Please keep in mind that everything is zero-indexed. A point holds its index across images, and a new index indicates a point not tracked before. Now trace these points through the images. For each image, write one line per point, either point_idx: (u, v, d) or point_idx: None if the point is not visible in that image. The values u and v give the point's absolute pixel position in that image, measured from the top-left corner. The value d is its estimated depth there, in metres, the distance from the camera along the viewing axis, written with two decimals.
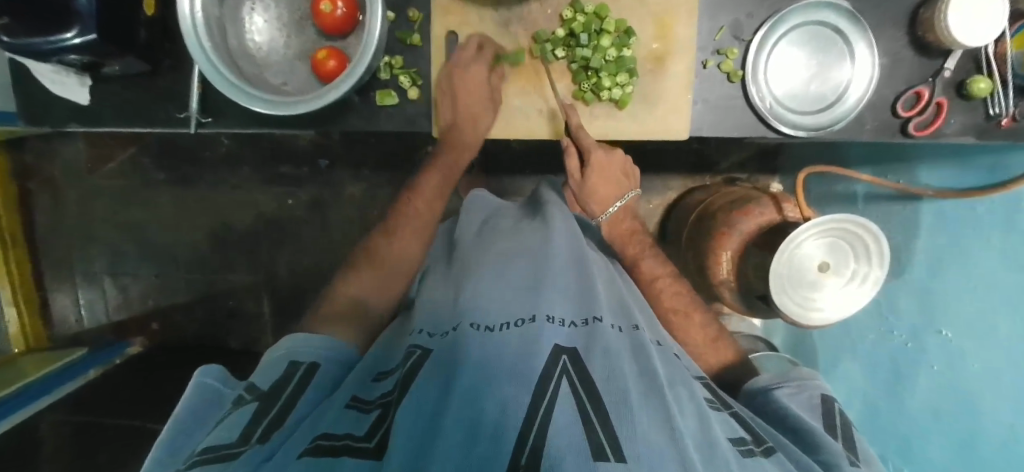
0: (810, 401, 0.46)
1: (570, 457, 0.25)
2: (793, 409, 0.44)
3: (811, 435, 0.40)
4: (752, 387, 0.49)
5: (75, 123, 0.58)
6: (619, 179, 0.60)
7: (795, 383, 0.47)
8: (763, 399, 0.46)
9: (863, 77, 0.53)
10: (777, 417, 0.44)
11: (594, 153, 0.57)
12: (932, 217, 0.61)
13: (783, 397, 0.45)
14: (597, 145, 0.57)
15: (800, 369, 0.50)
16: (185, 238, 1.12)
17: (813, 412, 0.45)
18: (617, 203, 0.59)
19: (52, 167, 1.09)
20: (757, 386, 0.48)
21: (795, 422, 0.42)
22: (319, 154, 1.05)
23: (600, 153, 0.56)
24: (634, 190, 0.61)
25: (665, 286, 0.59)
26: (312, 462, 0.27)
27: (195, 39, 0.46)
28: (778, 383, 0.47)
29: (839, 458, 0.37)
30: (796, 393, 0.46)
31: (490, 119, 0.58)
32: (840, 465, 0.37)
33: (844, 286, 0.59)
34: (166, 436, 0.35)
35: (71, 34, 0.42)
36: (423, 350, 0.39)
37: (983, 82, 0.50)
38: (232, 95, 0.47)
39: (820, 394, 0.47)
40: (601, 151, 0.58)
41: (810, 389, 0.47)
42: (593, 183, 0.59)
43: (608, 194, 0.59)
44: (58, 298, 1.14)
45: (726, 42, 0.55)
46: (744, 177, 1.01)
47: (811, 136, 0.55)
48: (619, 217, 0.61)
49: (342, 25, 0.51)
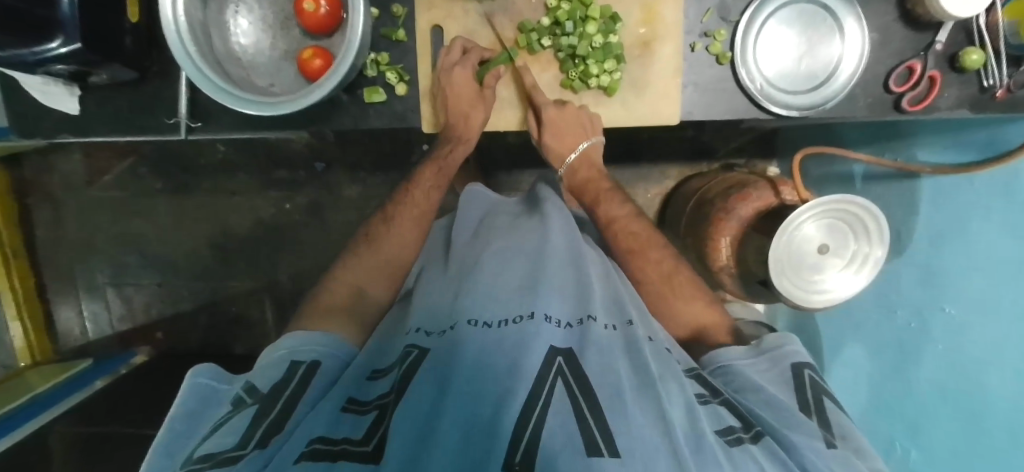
0: (781, 375, 0.44)
1: (565, 456, 0.26)
2: (762, 386, 0.42)
3: (780, 415, 0.39)
4: (718, 361, 0.48)
5: (65, 133, 0.58)
6: (576, 131, 0.59)
7: (764, 357, 0.46)
8: (732, 375, 0.46)
9: (854, 53, 0.52)
10: (746, 393, 0.43)
11: (547, 110, 0.56)
12: (931, 191, 0.61)
13: (749, 372, 0.45)
14: (550, 103, 0.56)
15: (770, 338, 0.48)
16: (185, 247, 1.13)
17: (785, 386, 0.43)
18: (573, 154, 0.60)
19: (51, 180, 1.10)
20: (725, 361, 0.47)
21: (766, 399, 0.41)
22: (315, 157, 1.05)
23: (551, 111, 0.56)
24: (594, 138, 0.59)
25: (657, 259, 0.58)
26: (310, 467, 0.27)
27: (179, 43, 0.46)
28: (747, 358, 0.46)
29: (813, 438, 0.36)
30: (767, 368, 0.45)
31: (484, 109, 0.58)
32: (808, 447, 0.35)
33: (844, 268, 0.58)
34: (161, 441, 0.35)
35: (55, 45, 0.42)
36: (421, 349, 0.39)
37: (975, 53, 0.49)
38: (219, 98, 0.46)
39: (792, 364, 0.45)
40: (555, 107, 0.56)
41: (783, 361, 0.45)
42: (548, 141, 0.59)
43: (563, 147, 0.60)
44: (62, 311, 1.15)
45: (714, 24, 0.55)
46: (743, 163, 1.01)
47: (804, 115, 0.54)
48: (577, 167, 0.62)
49: (327, 23, 0.51)
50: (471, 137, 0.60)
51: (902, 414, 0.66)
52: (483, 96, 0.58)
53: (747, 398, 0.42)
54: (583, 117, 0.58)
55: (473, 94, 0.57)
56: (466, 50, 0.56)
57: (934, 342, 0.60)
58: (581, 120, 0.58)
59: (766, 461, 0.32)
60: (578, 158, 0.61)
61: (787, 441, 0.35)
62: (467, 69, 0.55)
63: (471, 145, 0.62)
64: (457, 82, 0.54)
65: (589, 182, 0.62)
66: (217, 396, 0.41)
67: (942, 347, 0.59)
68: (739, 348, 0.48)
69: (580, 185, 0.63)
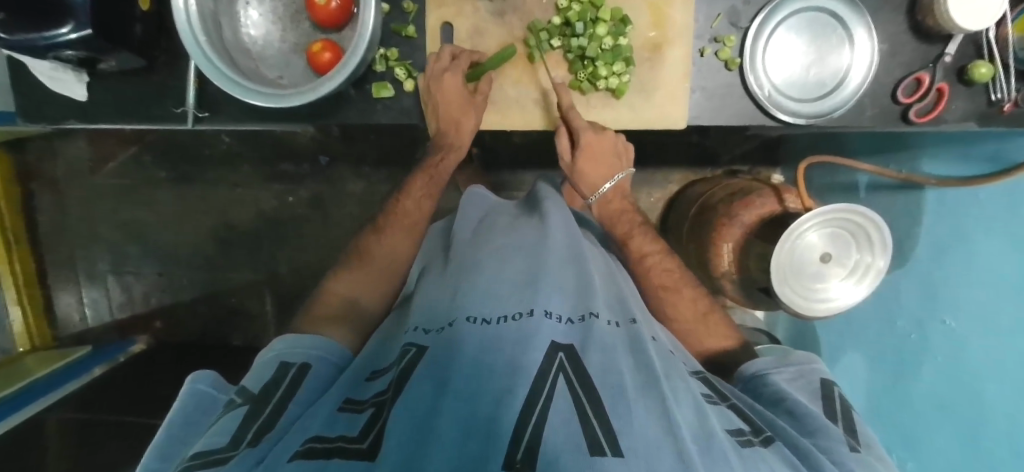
0: (809, 387, 0.46)
1: (567, 454, 0.26)
2: (790, 394, 0.43)
3: (809, 420, 0.40)
4: (746, 371, 0.48)
5: (73, 119, 0.58)
6: (610, 160, 0.59)
7: (793, 369, 0.47)
8: (760, 383, 0.46)
9: (863, 62, 0.52)
10: (774, 401, 0.44)
11: (584, 134, 0.56)
12: (935, 202, 0.61)
13: (780, 381, 0.46)
14: (588, 127, 0.56)
15: (801, 354, 0.49)
16: (186, 237, 1.13)
17: (814, 397, 0.45)
18: (607, 183, 0.59)
19: (55, 166, 1.10)
20: (753, 370, 0.48)
21: (793, 407, 0.42)
22: (319, 151, 1.05)
23: (590, 135, 0.56)
24: (626, 169, 0.60)
25: (665, 267, 0.58)
26: (302, 465, 0.27)
27: (190, 32, 0.46)
28: (777, 367, 0.47)
29: (839, 443, 0.37)
30: (794, 378, 0.46)
31: (476, 117, 0.58)
32: (837, 450, 0.36)
33: (846, 277, 0.59)
34: (156, 445, 0.36)
35: (66, 30, 0.42)
36: (419, 347, 0.39)
37: (984, 67, 0.49)
38: (226, 88, 0.47)
39: (821, 378, 0.47)
40: (593, 132, 0.57)
41: (810, 375, 0.47)
42: (583, 166, 0.58)
43: (598, 174, 0.59)
44: (62, 297, 1.15)
45: (724, 29, 0.55)
46: (746, 169, 1.01)
47: (809, 123, 0.54)
48: (610, 197, 0.60)
49: (337, 17, 0.51)
50: (462, 143, 0.60)
51: (901, 424, 0.66)
52: (474, 104, 0.57)
53: (773, 407, 0.43)
54: (618, 144, 0.59)
55: (467, 100, 0.56)
56: (455, 56, 0.55)
57: (933, 354, 0.60)
58: (617, 149, 0.59)
59: (775, 461, 0.32)
60: (611, 188, 0.60)
61: (801, 445, 0.35)
62: (457, 76, 0.54)
63: (463, 152, 0.63)
64: (447, 89, 0.54)
65: (621, 212, 0.60)
66: (212, 402, 0.41)
67: (941, 359, 0.59)
68: (767, 358, 0.49)
69: (613, 214, 0.60)
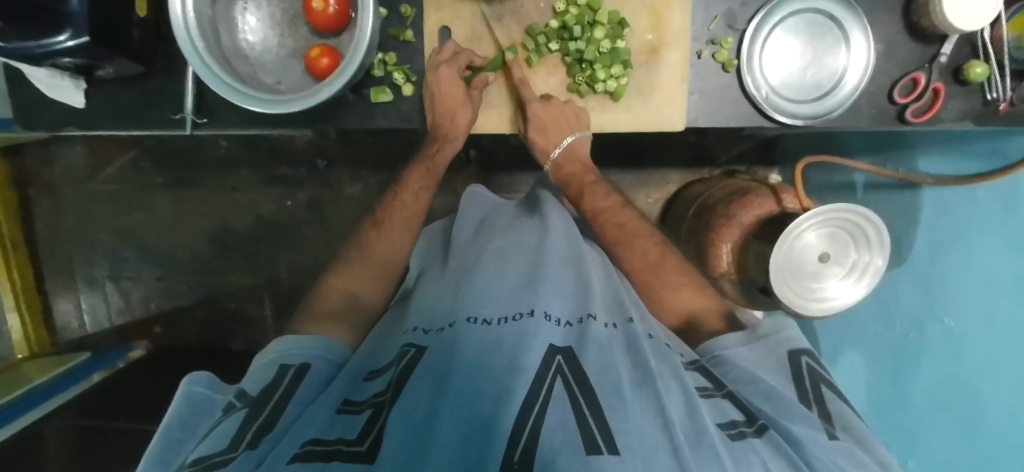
0: (777, 365, 0.44)
1: (564, 454, 0.26)
2: (762, 377, 0.41)
3: (783, 402, 0.38)
4: (716, 352, 0.47)
5: (71, 126, 0.58)
6: (563, 128, 0.58)
7: (761, 345, 0.46)
8: (727, 364, 0.45)
9: (860, 63, 0.52)
10: (745, 380, 0.42)
11: (532, 105, 0.56)
12: (932, 200, 0.61)
13: (746, 362, 0.44)
14: (536, 99, 0.55)
15: (765, 328, 0.48)
16: (185, 241, 1.12)
17: (782, 375, 0.43)
18: (556, 149, 0.59)
19: (52, 172, 1.10)
20: (721, 353, 0.46)
21: (766, 388, 0.40)
22: (317, 154, 1.05)
23: (535, 106, 0.55)
24: (581, 132, 0.58)
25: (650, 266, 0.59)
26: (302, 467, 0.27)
27: (188, 39, 0.46)
28: (744, 347, 0.46)
29: (815, 430, 0.36)
30: (762, 357, 0.45)
31: (472, 109, 0.58)
32: (813, 438, 0.34)
33: (844, 277, 0.59)
34: (155, 447, 0.36)
35: (64, 38, 0.42)
36: (418, 348, 0.39)
37: (980, 66, 0.49)
38: (226, 94, 0.47)
39: (788, 353, 0.45)
40: (541, 102, 0.56)
41: (778, 351, 0.45)
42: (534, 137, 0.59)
43: (549, 143, 0.59)
44: (61, 304, 1.15)
45: (721, 32, 0.55)
46: (743, 169, 1.01)
47: (807, 125, 0.54)
48: (562, 162, 0.62)
49: (335, 22, 0.51)
50: (458, 135, 0.59)
51: (901, 423, 0.66)
52: (470, 97, 0.57)
53: (745, 386, 0.41)
54: (568, 111, 0.57)
55: (462, 98, 0.56)
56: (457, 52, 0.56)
57: (931, 352, 0.61)
58: (568, 115, 0.57)
59: (768, 453, 0.32)
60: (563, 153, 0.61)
61: (795, 435, 0.34)
62: (453, 69, 0.54)
63: (459, 143, 0.61)
64: (445, 82, 0.54)
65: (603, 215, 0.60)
66: (211, 404, 0.41)
67: (939, 356, 0.59)
68: (734, 338, 0.48)
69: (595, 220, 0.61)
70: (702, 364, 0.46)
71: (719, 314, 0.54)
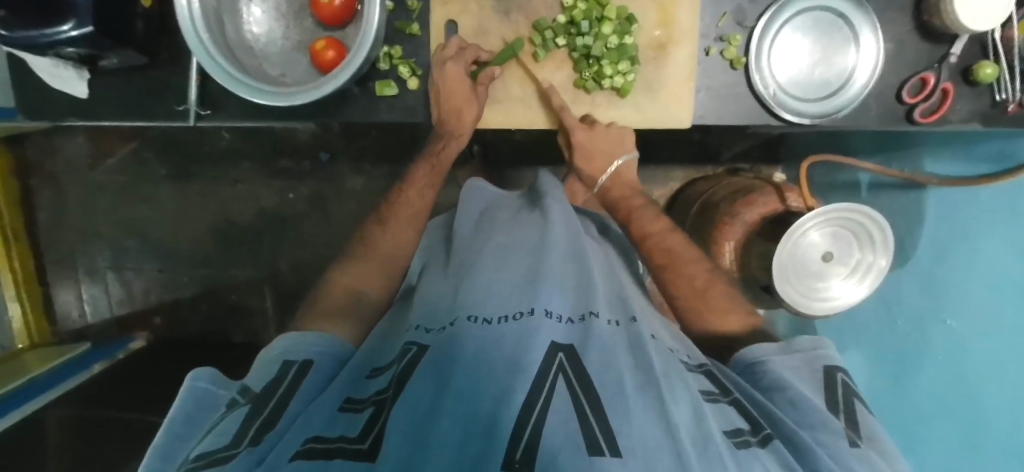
0: (812, 374, 0.44)
1: (565, 454, 0.26)
2: (790, 383, 0.42)
3: (812, 412, 0.39)
4: (746, 356, 0.47)
5: (73, 116, 0.58)
6: (607, 150, 0.59)
7: (798, 356, 0.46)
8: (759, 368, 0.45)
9: (868, 62, 0.52)
10: (774, 387, 0.42)
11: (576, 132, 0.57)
12: (937, 203, 0.62)
13: (782, 367, 0.44)
14: (578, 125, 0.56)
15: (804, 339, 0.48)
16: (186, 233, 1.12)
17: (814, 384, 0.43)
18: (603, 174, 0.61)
19: (53, 162, 1.09)
20: (751, 356, 0.46)
21: (795, 396, 0.40)
22: (319, 147, 1.05)
23: (580, 135, 0.56)
24: (627, 153, 0.60)
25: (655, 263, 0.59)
26: (304, 464, 0.27)
27: (192, 31, 0.46)
28: (780, 354, 0.46)
29: (839, 438, 0.36)
30: (798, 365, 0.45)
31: (478, 106, 0.57)
32: (838, 447, 0.35)
33: (846, 277, 0.59)
34: (159, 442, 0.36)
35: (67, 28, 0.42)
36: (419, 346, 0.39)
37: (990, 67, 0.49)
38: (230, 87, 0.46)
39: (823, 365, 0.45)
40: (583, 129, 0.57)
41: (815, 363, 0.45)
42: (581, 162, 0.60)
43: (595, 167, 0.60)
44: (62, 294, 1.15)
45: (729, 29, 0.55)
46: (747, 167, 1.01)
47: (816, 124, 0.54)
48: (609, 184, 0.63)
49: (341, 15, 0.51)
50: (463, 132, 0.59)
51: (899, 422, 0.67)
52: (476, 93, 0.56)
53: (775, 394, 0.42)
54: (611, 134, 0.58)
55: (468, 95, 0.56)
56: (463, 47, 0.56)
57: None
58: (612, 136, 0.58)
59: (774, 464, 0.32)
60: (610, 177, 0.62)
61: (801, 441, 0.35)
62: (460, 66, 0.54)
63: (464, 140, 0.61)
64: (451, 78, 0.54)
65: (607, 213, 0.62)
66: (213, 401, 0.41)
67: None
68: (771, 344, 0.48)
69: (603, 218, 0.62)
70: (732, 371, 0.47)
71: (731, 310, 0.54)
